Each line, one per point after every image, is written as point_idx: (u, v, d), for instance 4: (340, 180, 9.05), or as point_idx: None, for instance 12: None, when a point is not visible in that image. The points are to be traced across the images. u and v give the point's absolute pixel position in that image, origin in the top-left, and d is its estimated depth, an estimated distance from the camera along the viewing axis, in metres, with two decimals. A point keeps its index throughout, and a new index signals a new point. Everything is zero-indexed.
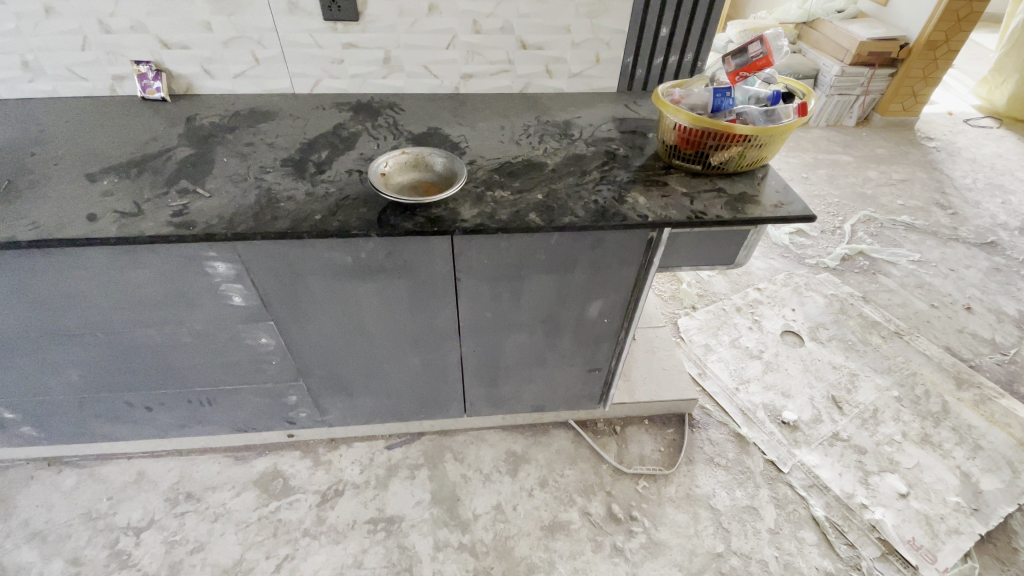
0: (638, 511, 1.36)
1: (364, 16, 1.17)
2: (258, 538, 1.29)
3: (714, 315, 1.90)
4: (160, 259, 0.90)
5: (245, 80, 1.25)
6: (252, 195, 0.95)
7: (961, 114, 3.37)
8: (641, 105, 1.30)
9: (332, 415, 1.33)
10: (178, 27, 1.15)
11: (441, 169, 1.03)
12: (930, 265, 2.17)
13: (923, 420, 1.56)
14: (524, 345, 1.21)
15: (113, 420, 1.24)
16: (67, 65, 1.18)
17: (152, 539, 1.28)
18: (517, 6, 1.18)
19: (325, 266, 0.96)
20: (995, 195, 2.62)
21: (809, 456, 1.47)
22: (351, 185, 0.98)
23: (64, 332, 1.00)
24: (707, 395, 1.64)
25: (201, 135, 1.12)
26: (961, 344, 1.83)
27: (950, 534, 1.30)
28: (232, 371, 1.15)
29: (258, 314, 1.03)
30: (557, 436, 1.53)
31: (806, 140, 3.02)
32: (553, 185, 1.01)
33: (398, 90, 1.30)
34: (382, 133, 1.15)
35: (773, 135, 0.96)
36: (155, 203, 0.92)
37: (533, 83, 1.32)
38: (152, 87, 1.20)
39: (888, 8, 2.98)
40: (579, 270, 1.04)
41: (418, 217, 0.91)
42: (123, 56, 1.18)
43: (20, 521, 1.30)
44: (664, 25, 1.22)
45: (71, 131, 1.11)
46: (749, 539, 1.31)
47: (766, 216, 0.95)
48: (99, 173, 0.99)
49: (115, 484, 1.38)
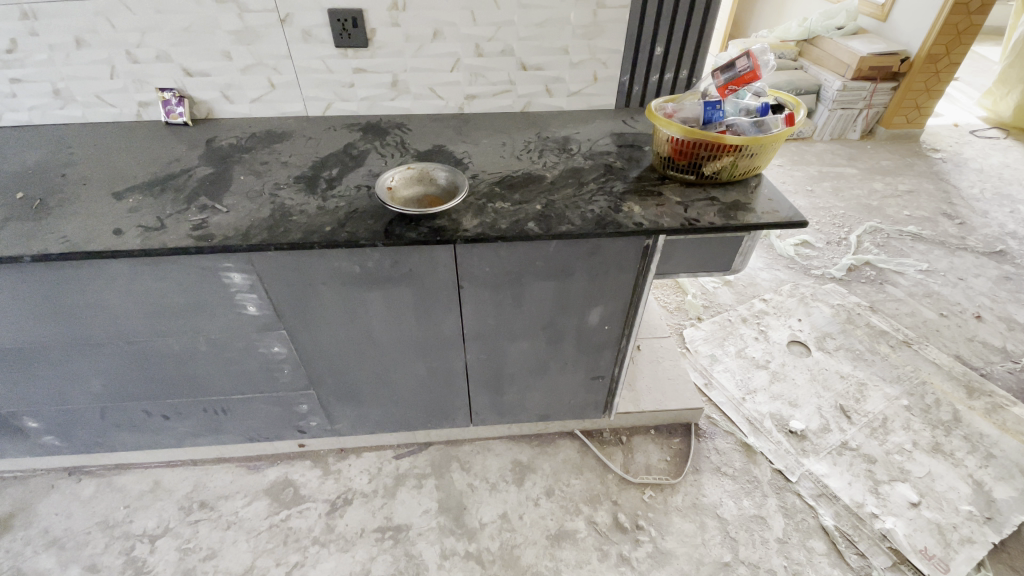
0: (644, 520, 1.36)
1: (373, 43, 1.24)
2: (269, 545, 1.31)
3: (719, 326, 1.91)
4: (181, 270, 0.96)
5: (261, 104, 1.32)
6: (266, 209, 1.01)
7: (967, 125, 3.37)
8: (638, 121, 1.35)
9: (342, 424, 1.36)
10: (199, 56, 1.23)
11: (444, 183, 1.08)
12: (938, 274, 2.16)
13: (934, 429, 1.55)
14: (527, 353, 1.24)
15: (131, 429, 1.29)
16: (97, 92, 1.27)
17: (166, 547, 1.31)
18: (516, 30, 1.25)
19: (335, 275, 1.01)
20: (1003, 204, 2.62)
21: (817, 465, 1.46)
22: (360, 199, 1.04)
23: (88, 341, 1.05)
24: (713, 405, 1.64)
25: (219, 155, 1.19)
26: (972, 353, 1.81)
27: (963, 543, 1.28)
28: (247, 380, 1.19)
29: (271, 323, 1.07)
30: (563, 446, 1.54)
31: (809, 153, 3.04)
32: (552, 197, 1.05)
33: (405, 110, 1.37)
34: (389, 151, 1.21)
35: (763, 145, 1.00)
36: (176, 218, 0.98)
37: (534, 102, 1.38)
38: (175, 112, 1.29)
39: (888, 24, 3.03)
40: (579, 277, 1.07)
41: (422, 227, 0.96)
42: (148, 83, 1.26)
43: (41, 529, 1.34)
44: (658, 44, 1.28)
45: (99, 154, 1.19)
46: (757, 549, 1.30)
47: (758, 222, 0.97)
48: (125, 192, 1.06)
49: (132, 493, 1.42)
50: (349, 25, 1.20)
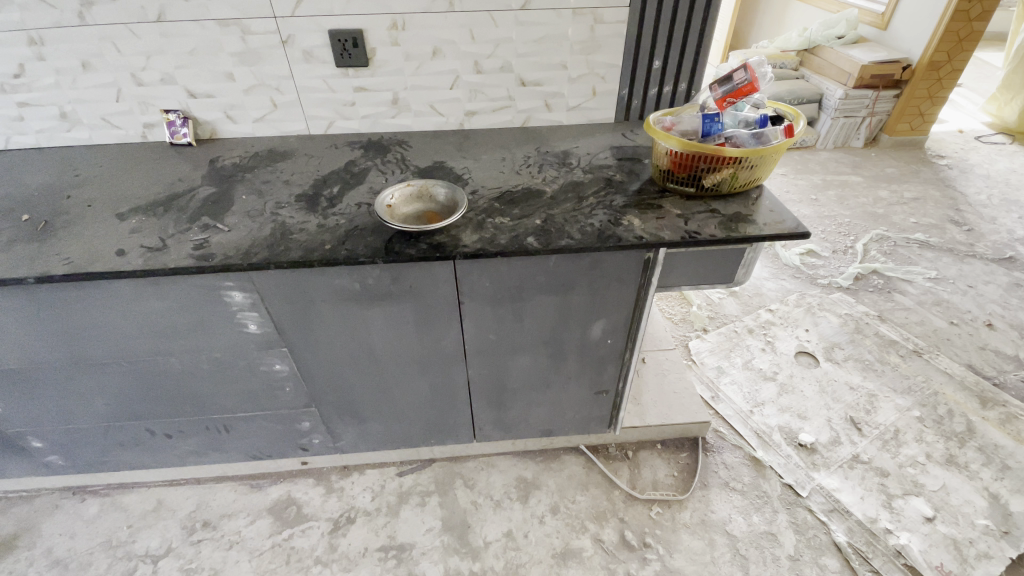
0: (652, 538, 1.33)
1: (373, 62, 1.25)
2: (271, 566, 1.30)
3: (726, 337, 1.88)
4: (181, 290, 0.96)
5: (264, 124, 1.34)
6: (267, 228, 1.02)
7: (971, 132, 3.35)
8: (637, 134, 1.35)
9: (345, 441, 1.35)
10: (204, 78, 1.25)
11: (443, 199, 1.09)
12: (947, 282, 2.13)
13: (948, 440, 1.51)
14: (530, 368, 1.23)
15: (134, 448, 1.29)
16: (103, 115, 1.29)
17: (169, 567, 1.30)
18: (515, 47, 1.26)
19: (335, 292, 1.01)
20: (1011, 210, 2.59)
21: (829, 480, 1.43)
22: (360, 216, 1.04)
23: (90, 361, 1.06)
24: (720, 418, 1.61)
25: (223, 175, 1.20)
26: (984, 362, 1.78)
27: (981, 558, 1.25)
28: (249, 398, 1.19)
29: (272, 341, 1.07)
30: (568, 462, 1.52)
31: (813, 162, 3.03)
32: (551, 211, 1.05)
33: (406, 127, 1.38)
34: (390, 168, 1.22)
35: (763, 156, 0.99)
36: (178, 237, 0.99)
37: (533, 118, 1.39)
38: (179, 133, 1.31)
39: (888, 32, 3.03)
40: (579, 291, 1.07)
41: (421, 243, 0.96)
42: (153, 105, 1.28)
43: (44, 549, 1.34)
44: (656, 58, 1.28)
45: (104, 175, 1.20)
46: (768, 567, 1.27)
47: (760, 234, 0.97)
48: (129, 213, 1.07)
49: (135, 512, 1.42)
50: (349, 45, 1.21)
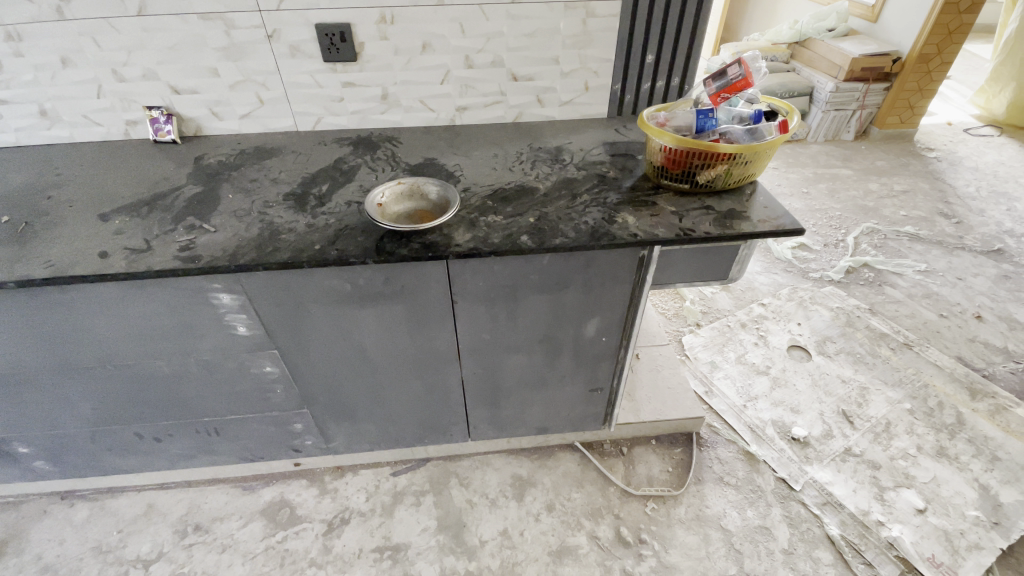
0: (647, 534, 1.34)
1: (361, 57, 1.23)
2: (265, 568, 1.29)
3: (718, 332, 1.89)
4: (167, 292, 0.94)
5: (250, 120, 1.31)
6: (255, 228, 0.99)
7: (960, 124, 3.37)
8: (630, 129, 1.34)
9: (337, 442, 1.34)
10: (188, 74, 1.22)
11: (435, 197, 1.07)
12: (936, 275, 2.15)
13: (938, 433, 1.53)
14: (524, 367, 1.22)
15: (122, 452, 1.26)
16: (84, 112, 1.26)
17: (161, 572, 1.28)
18: (506, 41, 1.24)
19: (326, 293, 0.99)
20: (999, 202, 2.61)
21: (821, 473, 1.44)
22: (350, 215, 1.02)
23: (75, 366, 1.03)
24: (714, 413, 1.62)
25: (208, 173, 1.18)
26: (973, 354, 1.80)
27: (971, 549, 1.26)
28: (239, 401, 1.17)
29: (262, 343, 1.06)
30: (563, 459, 1.52)
31: (804, 156, 3.04)
32: (544, 209, 1.04)
33: (395, 124, 1.36)
34: (380, 165, 1.20)
35: (758, 152, 0.99)
36: (163, 238, 0.97)
37: (525, 113, 1.37)
38: (163, 130, 1.28)
39: (879, 25, 3.04)
40: (573, 290, 1.06)
41: (413, 243, 0.94)
42: (136, 102, 1.25)
43: (33, 555, 1.31)
44: (649, 52, 1.27)
45: (86, 174, 1.17)
46: (762, 561, 1.28)
47: (754, 231, 0.96)
48: (112, 213, 1.04)
49: (125, 516, 1.40)
50: (337, 40, 1.19)
